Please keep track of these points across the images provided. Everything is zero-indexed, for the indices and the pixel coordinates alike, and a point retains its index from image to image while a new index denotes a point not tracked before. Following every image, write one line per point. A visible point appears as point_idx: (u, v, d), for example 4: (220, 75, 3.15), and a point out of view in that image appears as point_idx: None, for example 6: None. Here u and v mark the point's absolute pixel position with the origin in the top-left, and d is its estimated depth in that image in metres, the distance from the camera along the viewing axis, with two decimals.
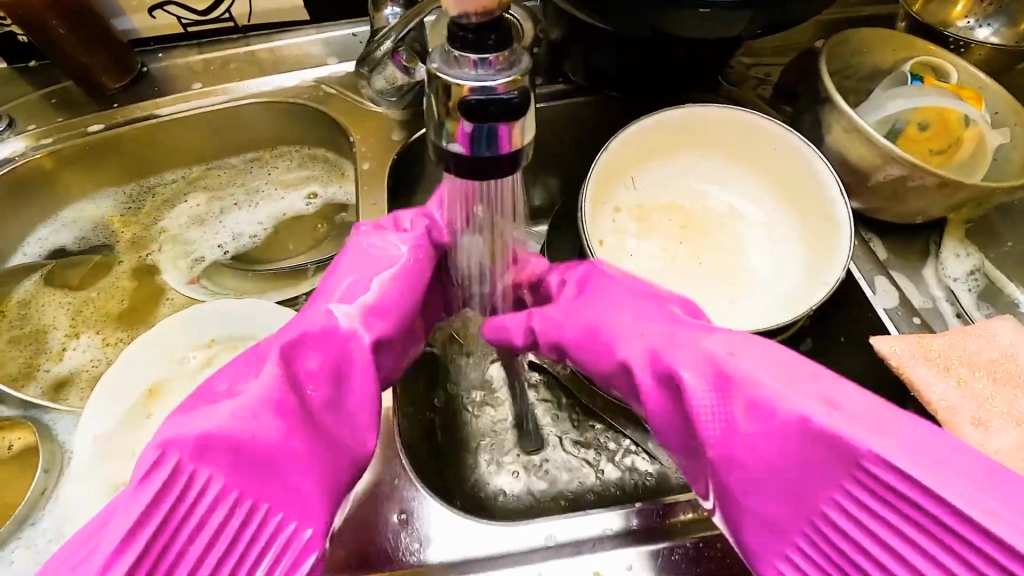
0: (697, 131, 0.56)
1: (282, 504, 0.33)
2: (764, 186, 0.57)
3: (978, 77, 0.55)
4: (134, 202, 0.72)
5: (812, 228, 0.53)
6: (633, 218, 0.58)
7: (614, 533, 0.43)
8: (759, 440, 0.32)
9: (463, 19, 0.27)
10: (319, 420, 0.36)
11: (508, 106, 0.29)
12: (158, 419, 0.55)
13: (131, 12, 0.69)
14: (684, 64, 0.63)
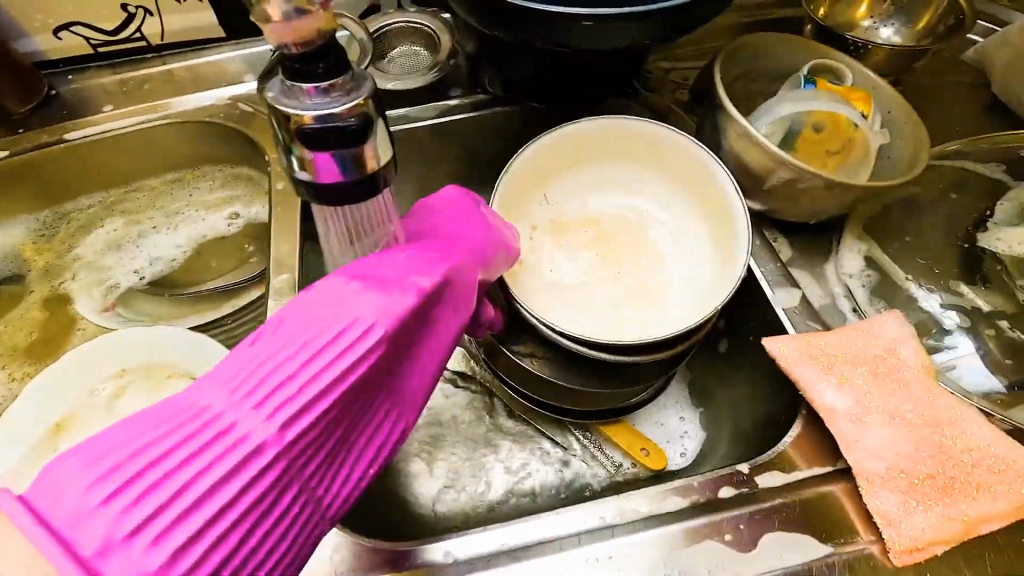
0: (594, 148, 0.57)
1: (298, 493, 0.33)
2: (677, 195, 0.57)
3: (872, 78, 0.57)
4: (48, 228, 0.70)
5: (717, 233, 0.54)
6: (548, 234, 0.58)
7: (558, 535, 0.40)
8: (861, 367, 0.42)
9: (287, 50, 0.26)
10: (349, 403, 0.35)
11: (348, 133, 0.29)
12: (65, 454, 0.54)
13: (34, 33, 0.67)
14: (596, 73, 0.64)
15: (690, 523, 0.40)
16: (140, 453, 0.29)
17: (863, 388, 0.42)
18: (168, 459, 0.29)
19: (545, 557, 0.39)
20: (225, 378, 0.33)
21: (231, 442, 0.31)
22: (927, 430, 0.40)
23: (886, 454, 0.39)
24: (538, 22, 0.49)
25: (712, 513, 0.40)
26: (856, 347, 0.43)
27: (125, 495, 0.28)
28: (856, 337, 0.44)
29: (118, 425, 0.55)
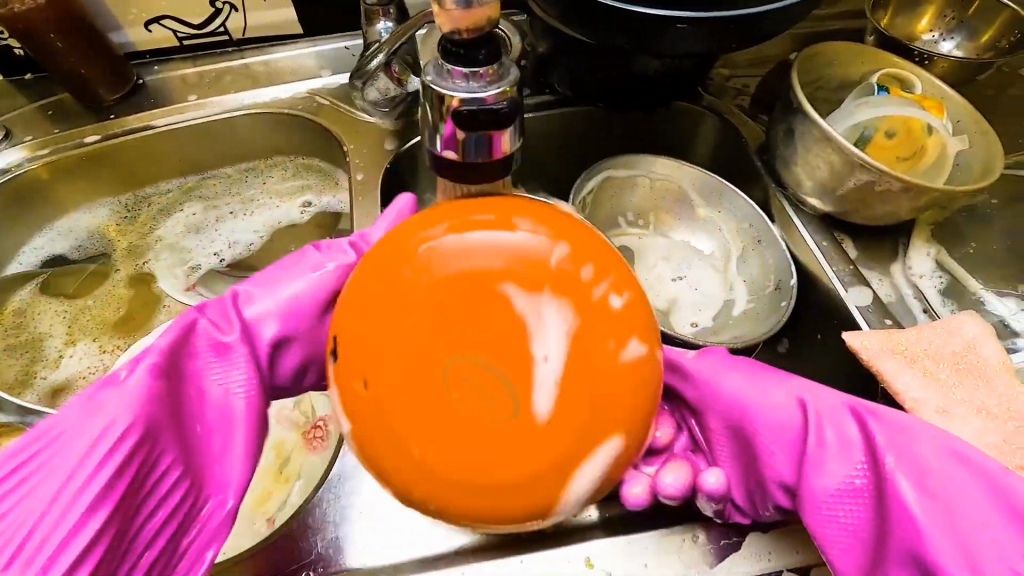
0: (619, 181, 0.63)
1: (191, 471, 0.38)
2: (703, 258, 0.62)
3: (939, 87, 0.59)
4: (130, 211, 0.74)
5: (752, 312, 0.58)
6: None
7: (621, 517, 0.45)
8: (838, 447, 0.40)
9: (456, 35, 0.29)
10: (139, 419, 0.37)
11: (499, 115, 0.31)
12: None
13: (128, 26, 0.70)
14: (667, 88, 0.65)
15: None
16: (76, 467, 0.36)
17: (924, 486, 0.37)
18: (84, 467, 0.36)
19: (593, 539, 0.43)
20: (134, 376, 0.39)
21: (107, 451, 0.36)
22: (1015, 424, 0.42)
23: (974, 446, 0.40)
24: (635, 27, 0.49)
25: None
26: (918, 436, 0.39)
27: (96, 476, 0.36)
28: (923, 439, 0.39)
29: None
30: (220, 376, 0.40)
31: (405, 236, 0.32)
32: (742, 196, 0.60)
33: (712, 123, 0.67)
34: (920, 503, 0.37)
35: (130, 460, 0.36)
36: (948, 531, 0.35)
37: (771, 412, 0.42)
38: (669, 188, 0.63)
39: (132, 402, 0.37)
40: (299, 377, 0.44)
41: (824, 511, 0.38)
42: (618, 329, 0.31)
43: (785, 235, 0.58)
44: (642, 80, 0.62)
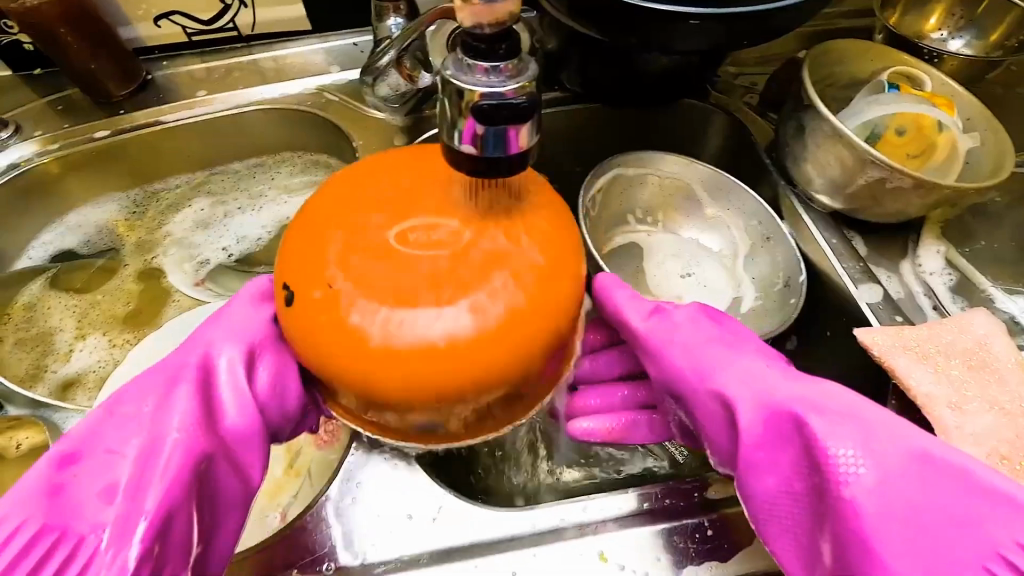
0: (629, 178, 0.63)
1: (109, 536, 0.33)
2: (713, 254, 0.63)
3: (949, 85, 0.59)
4: (139, 207, 0.74)
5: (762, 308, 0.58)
6: None
7: (641, 510, 0.44)
8: (775, 443, 0.39)
9: (478, 29, 0.30)
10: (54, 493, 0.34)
11: (519, 109, 0.31)
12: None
13: (138, 22, 0.70)
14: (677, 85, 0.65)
15: None
16: None
17: (875, 492, 0.35)
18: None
19: (608, 533, 0.43)
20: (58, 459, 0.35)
21: (2, 538, 0.32)
22: None
23: (985, 442, 0.41)
24: (647, 23, 0.49)
25: None
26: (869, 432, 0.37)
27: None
28: (875, 435, 0.37)
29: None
30: (147, 429, 0.37)
31: (353, 183, 0.37)
32: (751, 193, 0.60)
33: (721, 121, 0.68)
34: (868, 504, 0.34)
35: (48, 544, 0.32)
36: (893, 536, 0.33)
37: (705, 399, 0.43)
38: (678, 185, 0.63)
39: (32, 485, 0.34)
40: (249, 387, 0.40)
41: (763, 503, 0.39)
42: (548, 285, 0.34)
43: (794, 232, 0.59)
44: (652, 78, 0.62)
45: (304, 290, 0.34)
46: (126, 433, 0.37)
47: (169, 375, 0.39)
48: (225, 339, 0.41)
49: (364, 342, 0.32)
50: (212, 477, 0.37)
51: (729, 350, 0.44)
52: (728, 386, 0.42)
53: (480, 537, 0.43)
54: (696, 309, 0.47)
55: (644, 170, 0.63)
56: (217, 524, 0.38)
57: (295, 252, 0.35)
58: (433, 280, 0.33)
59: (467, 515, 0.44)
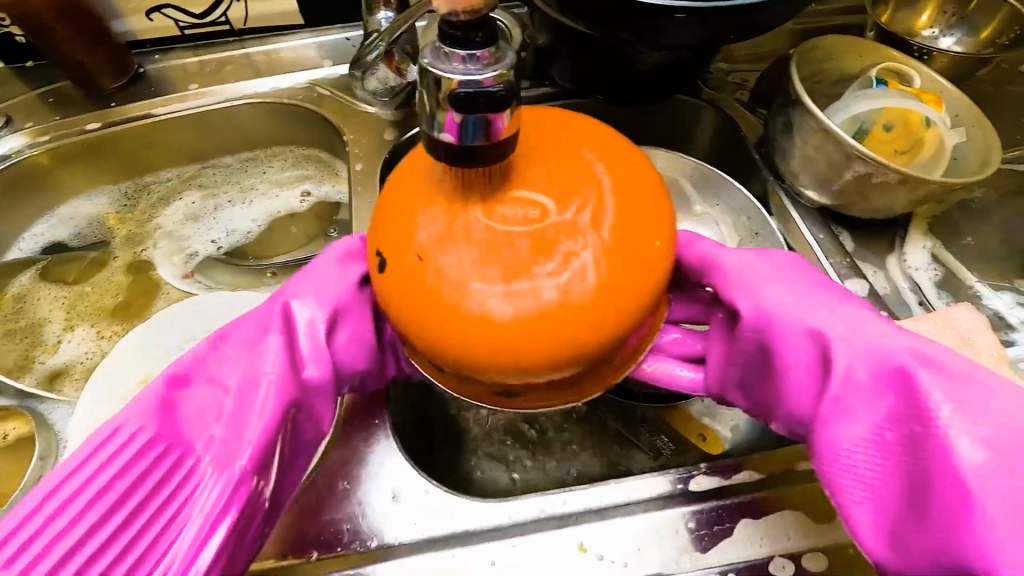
0: None
1: (212, 461, 0.36)
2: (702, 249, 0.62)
3: (937, 82, 0.59)
4: (130, 199, 0.74)
5: None
6: None
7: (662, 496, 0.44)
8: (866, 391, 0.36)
9: (453, 17, 0.30)
10: (158, 418, 0.37)
11: (495, 98, 0.31)
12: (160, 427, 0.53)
13: (129, 15, 0.70)
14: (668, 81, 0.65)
15: (751, 498, 0.44)
16: (84, 481, 0.36)
17: (990, 451, 0.32)
18: (97, 477, 0.36)
19: (591, 523, 0.43)
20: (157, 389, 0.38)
21: (112, 452, 0.36)
22: None
23: None
24: (634, 17, 0.49)
25: (761, 490, 0.45)
26: (969, 391, 0.34)
27: (97, 484, 0.36)
28: (974, 391, 0.34)
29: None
30: (240, 372, 0.39)
31: (433, 144, 0.37)
32: (739, 188, 0.60)
33: (711, 117, 0.68)
34: (1001, 485, 0.31)
35: (160, 464, 0.36)
36: (997, 495, 0.31)
37: (798, 345, 0.38)
38: (667, 180, 0.63)
39: (145, 398, 0.38)
40: (328, 340, 0.40)
41: (854, 471, 0.35)
42: (623, 243, 0.34)
43: (782, 227, 0.58)
44: (642, 72, 0.62)
45: (397, 253, 0.35)
46: (229, 365, 0.39)
47: (261, 316, 0.41)
48: (314, 288, 0.41)
49: (447, 308, 0.33)
50: (297, 421, 0.40)
51: (829, 297, 0.40)
52: (826, 327, 0.38)
53: (460, 526, 0.43)
54: (791, 258, 0.43)
55: None
56: (296, 471, 0.41)
57: (387, 221, 0.36)
58: (523, 245, 0.33)
59: (446, 503, 0.44)
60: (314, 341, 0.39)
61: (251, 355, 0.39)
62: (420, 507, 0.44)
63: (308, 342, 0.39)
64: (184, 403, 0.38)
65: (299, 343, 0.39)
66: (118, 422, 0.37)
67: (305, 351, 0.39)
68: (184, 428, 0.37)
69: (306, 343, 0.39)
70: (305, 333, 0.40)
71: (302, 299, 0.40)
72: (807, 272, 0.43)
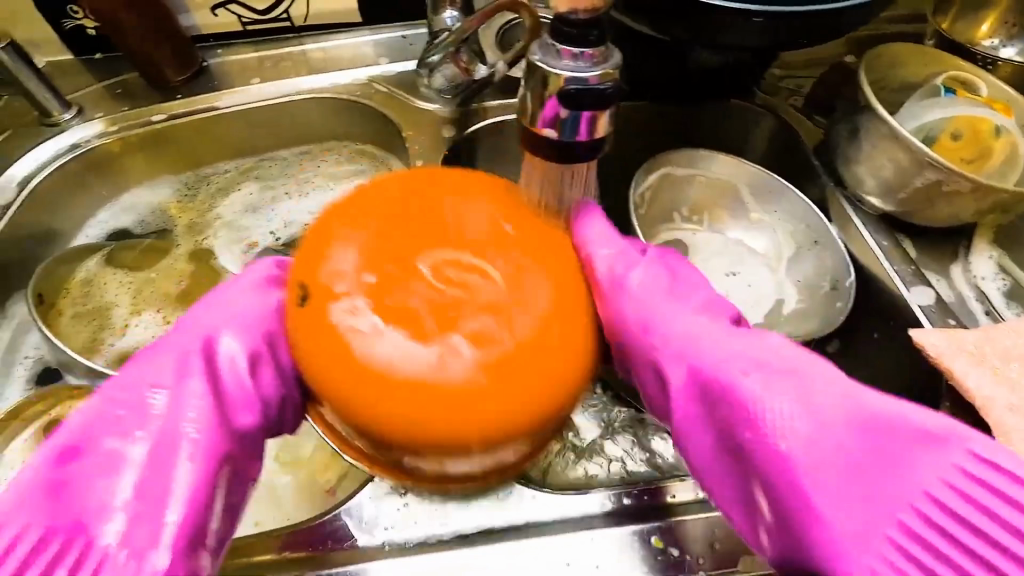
0: (677, 176, 0.63)
1: (125, 537, 0.33)
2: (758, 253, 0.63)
3: (1005, 91, 0.58)
4: (190, 189, 0.76)
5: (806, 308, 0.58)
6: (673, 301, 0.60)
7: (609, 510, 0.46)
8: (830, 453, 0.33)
9: (572, 15, 0.30)
10: (59, 495, 0.34)
11: (602, 96, 0.32)
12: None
13: (196, 10, 0.72)
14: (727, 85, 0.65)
15: None
16: None
17: (822, 457, 0.34)
18: None
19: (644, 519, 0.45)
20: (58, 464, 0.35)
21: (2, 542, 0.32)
22: None
23: None
24: (708, 20, 0.50)
25: None
26: (844, 413, 0.35)
27: None
28: (821, 400, 0.35)
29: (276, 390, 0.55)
30: (130, 434, 0.36)
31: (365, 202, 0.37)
32: (799, 197, 0.61)
33: (767, 122, 0.68)
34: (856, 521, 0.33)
35: (60, 548, 0.32)
36: (847, 507, 0.33)
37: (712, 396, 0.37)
38: (725, 185, 0.64)
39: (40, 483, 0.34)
40: (251, 380, 0.39)
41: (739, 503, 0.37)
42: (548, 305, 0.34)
43: (842, 235, 0.59)
44: (703, 75, 0.63)
45: (313, 293, 0.34)
46: (131, 425, 0.36)
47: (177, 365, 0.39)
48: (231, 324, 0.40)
49: (356, 367, 0.33)
50: (231, 473, 0.38)
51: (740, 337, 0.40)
52: (674, 336, 0.40)
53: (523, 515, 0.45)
54: (660, 254, 0.45)
55: (691, 169, 0.63)
56: (231, 526, 0.38)
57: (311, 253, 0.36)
58: (460, 312, 0.33)
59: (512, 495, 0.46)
60: (240, 384, 0.39)
61: (159, 415, 0.37)
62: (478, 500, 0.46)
63: (227, 379, 0.39)
64: (85, 475, 0.35)
65: (228, 388, 0.39)
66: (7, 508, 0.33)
67: (221, 400, 0.38)
68: (93, 501, 0.34)
69: (236, 391, 0.39)
70: (230, 376, 0.39)
71: (228, 338, 0.40)
72: (680, 274, 0.44)
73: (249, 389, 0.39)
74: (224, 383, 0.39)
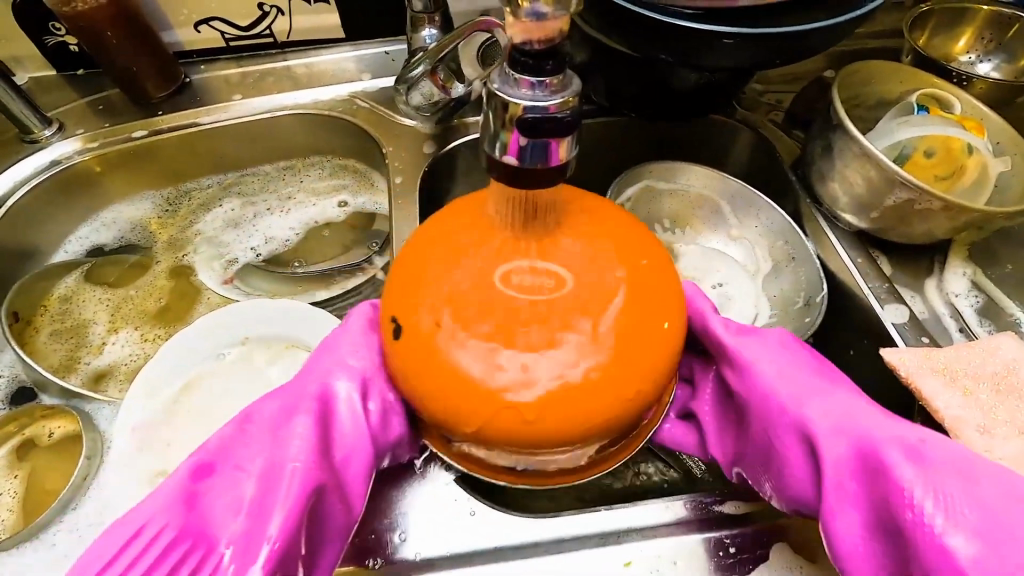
0: (654, 189, 0.64)
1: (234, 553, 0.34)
2: (733, 265, 0.63)
3: (979, 108, 0.59)
4: (172, 204, 0.76)
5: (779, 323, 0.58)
6: None
7: (638, 526, 0.44)
8: (830, 433, 0.38)
9: (527, 45, 0.30)
10: (173, 518, 0.35)
11: (562, 123, 0.32)
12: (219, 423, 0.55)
13: (179, 26, 0.72)
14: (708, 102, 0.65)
15: (790, 522, 0.44)
16: None
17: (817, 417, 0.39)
18: None
19: (629, 541, 0.43)
20: (169, 492, 0.36)
21: (134, 558, 0.34)
22: None
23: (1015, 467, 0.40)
24: (680, 40, 0.50)
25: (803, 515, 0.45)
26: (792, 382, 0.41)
27: None
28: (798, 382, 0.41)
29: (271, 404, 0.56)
30: (235, 460, 0.37)
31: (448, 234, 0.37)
32: (774, 208, 0.61)
33: (747, 137, 0.68)
34: (955, 513, 0.34)
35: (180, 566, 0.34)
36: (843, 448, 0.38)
37: (795, 448, 0.40)
38: (703, 199, 0.64)
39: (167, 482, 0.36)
40: (364, 414, 0.40)
41: (846, 527, 0.37)
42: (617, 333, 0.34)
43: (817, 247, 0.59)
44: (680, 93, 0.63)
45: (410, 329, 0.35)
46: (253, 450, 0.38)
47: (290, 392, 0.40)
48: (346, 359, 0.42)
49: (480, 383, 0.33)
50: (326, 509, 0.38)
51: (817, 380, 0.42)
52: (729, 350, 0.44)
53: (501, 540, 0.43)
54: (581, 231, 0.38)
55: (668, 183, 0.64)
56: (331, 547, 0.39)
57: (399, 286, 0.37)
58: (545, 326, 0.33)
59: (488, 519, 0.44)
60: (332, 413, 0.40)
61: (247, 442, 0.38)
62: (465, 522, 0.44)
63: (354, 413, 0.40)
64: (193, 502, 0.35)
65: (308, 424, 0.38)
66: (132, 525, 0.35)
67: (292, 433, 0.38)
68: (216, 519, 0.35)
69: (300, 419, 0.38)
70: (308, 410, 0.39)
71: (345, 377, 0.40)
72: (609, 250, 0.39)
73: (319, 417, 0.39)
74: (308, 413, 0.39)
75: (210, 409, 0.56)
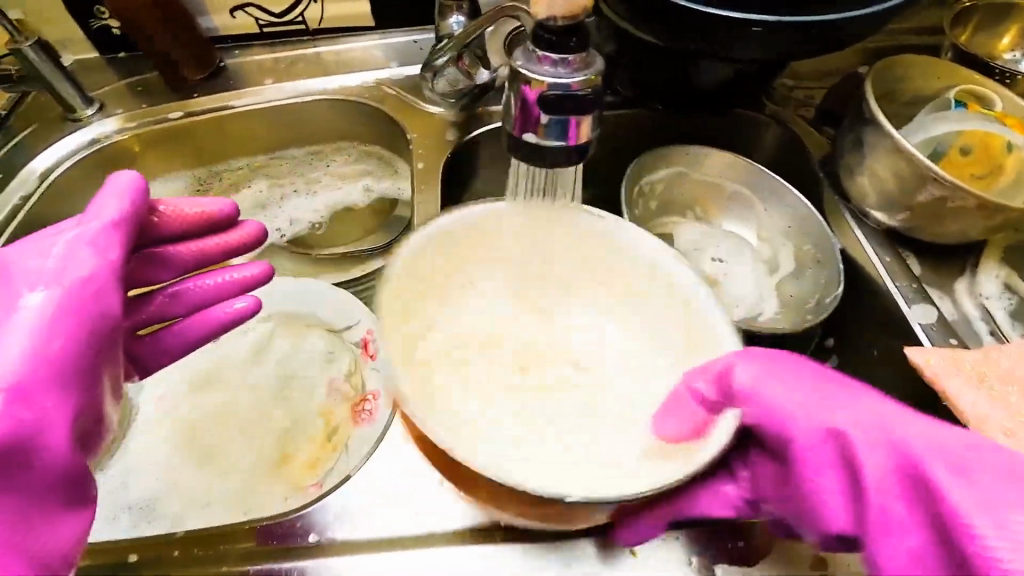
0: (676, 170, 0.63)
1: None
2: (748, 252, 0.63)
3: (1022, 107, 0.57)
4: (205, 185, 0.79)
5: (787, 311, 0.58)
6: None
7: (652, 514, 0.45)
8: (981, 491, 0.29)
9: (550, 22, 0.31)
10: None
11: (584, 101, 0.32)
12: (474, 357, 0.48)
13: (216, 11, 0.74)
14: (739, 95, 0.64)
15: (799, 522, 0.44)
16: None
17: (964, 475, 0.30)
18: None
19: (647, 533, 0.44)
20: None
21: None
22: None
23: None
24: (710, 30, 0.49)
25: None
26: (921, 428, 0.33)
27: None
28: (939, 438, 0.32)
29: (512, 308, 0.50)
30: None
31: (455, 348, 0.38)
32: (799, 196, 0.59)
33: (774, 131, 0.67)
34: (1016, 528, 0.28)
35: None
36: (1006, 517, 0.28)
37: (820, 455, 0.33)
38: (727, 188, 0.63)
39: None
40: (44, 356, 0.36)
41: (896, 554, 0.30)
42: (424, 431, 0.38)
43: (840, 240, 0.57)
44: (707, 86, 0.62)
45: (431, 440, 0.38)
46: None
47: (98, 279, 0.39)
48: (84, 234, 0.40)
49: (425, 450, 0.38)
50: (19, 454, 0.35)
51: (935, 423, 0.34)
52: (796, 403, 0.35)
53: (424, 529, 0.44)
54: (769, 350, 0.37)
55: (690, 168, 0.63)
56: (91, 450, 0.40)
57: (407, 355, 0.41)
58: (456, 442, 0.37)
59: (417, 506, 0.45)
60: None
61: None
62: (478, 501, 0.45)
63: None
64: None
65: None
66: None
67: None
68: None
69: None
70: None
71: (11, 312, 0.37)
72: (788, 363, 0.37)
73: None
74: None
75: (233, 378, 0.58)
